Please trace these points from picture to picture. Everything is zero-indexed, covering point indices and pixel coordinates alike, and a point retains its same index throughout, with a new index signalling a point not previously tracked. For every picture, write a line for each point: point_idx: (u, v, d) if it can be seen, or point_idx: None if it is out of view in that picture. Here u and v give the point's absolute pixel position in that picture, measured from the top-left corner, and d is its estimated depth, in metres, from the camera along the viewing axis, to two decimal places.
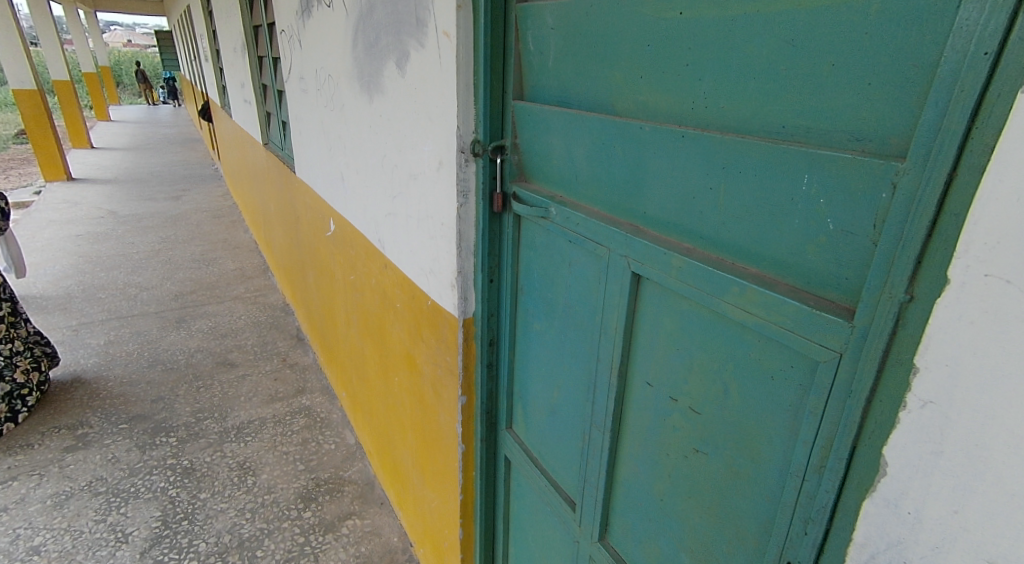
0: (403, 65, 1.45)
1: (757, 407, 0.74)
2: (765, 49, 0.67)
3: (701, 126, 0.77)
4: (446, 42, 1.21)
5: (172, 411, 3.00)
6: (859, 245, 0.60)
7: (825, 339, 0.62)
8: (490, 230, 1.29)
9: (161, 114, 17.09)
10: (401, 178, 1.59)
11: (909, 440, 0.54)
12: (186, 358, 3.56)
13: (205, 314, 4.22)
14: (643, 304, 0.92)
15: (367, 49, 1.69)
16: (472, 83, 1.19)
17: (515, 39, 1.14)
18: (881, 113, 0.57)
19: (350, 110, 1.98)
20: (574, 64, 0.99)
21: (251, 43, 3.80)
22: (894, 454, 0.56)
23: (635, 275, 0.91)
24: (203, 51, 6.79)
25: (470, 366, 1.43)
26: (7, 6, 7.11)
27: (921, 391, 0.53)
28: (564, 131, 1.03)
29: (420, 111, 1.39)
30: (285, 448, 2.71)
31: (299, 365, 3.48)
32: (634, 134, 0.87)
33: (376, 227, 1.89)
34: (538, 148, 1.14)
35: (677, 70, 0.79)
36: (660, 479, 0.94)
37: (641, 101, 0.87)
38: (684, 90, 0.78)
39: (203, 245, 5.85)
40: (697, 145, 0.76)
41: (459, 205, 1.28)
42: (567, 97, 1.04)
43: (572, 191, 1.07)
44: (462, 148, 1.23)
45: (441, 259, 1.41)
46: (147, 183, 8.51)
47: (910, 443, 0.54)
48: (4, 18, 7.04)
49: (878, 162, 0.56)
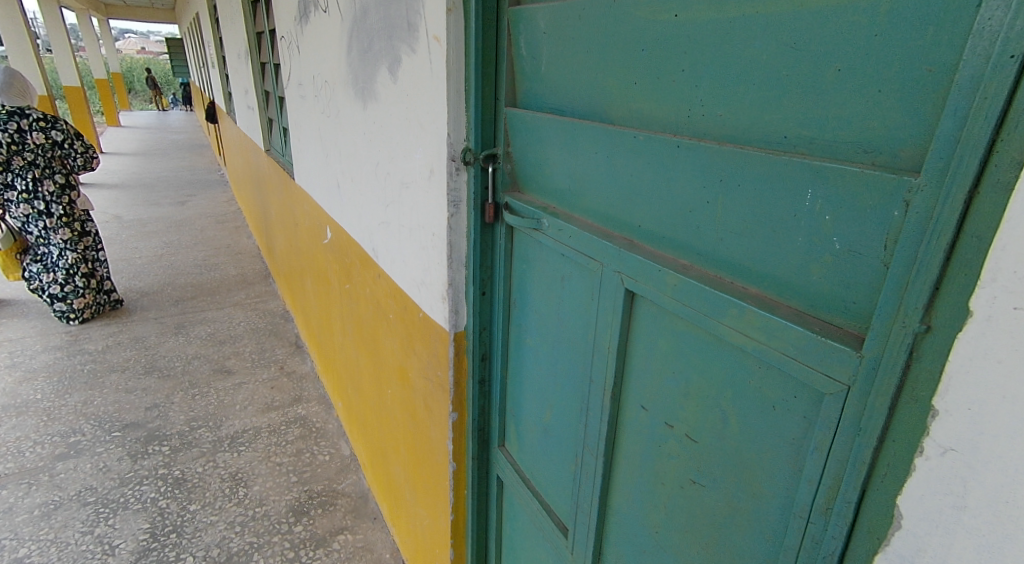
0: (395, 70, 1.40)
1: (758, 437, 0.69)
2: (766, 53, 0.62)
3: (697, 136, 0.72)
4: (436, 46, 1.17)
5: (167, 418, 2.96)
6: (869, 269, 0.54)
7: (830, 369, 0.57)
8: (482, 241, 1.25)
9: (171, 119, 17.22)
10: (393, 185, 1.55)
11: (929, 491, 0.49)
12: (183, 365, 3.52)
13: (204, 319, 4.19)
14: (637, 324, 0.87)
15: (360, 53, 1.65)
16: (463, 89, 1.15)
17: (507, 43, 1.10)
18: (891, 122, 0.52)
19: (345, 116, 1.95)
20: (567, 70, 0.95)
21: (252, 48, 3.79)
22: (910, 505, 0.51)
23: (629, 292, 0.86)
24: (209, 55, 6.81)
25: (461, 383, 1.38)
26: (18, 11, 7.23)
27: (941, 437, 0.47)
28: (559, 140, 0.99)
29: (412, 118, 1.34)
30: (279, 458, 2.67)
31: (297, 373, 3.43)
32: (628, 142, 0.82)
33: (370, 236, 1.85)
34: (532, 157, 1.10)
35: (672, 75, 0.74)
36: (656, 509, 0.89)
37: (635, 108, 0.82)
38: (680, 97, 0.74)
39: (206, 249, 5.84)
40: (692, 155, 0.71)
41: (450, 214, 1.23)
42: (560, 105, 0.99)
43: (566, 203, 1.02)
44: (453, 156, 1.19)
45: (433, 270, 1.37)
46: (154, 188, 8.54)
47: (930, 494, 0.49)
48: (13, 22, 7.14)
49: (890, 177, 0.51)
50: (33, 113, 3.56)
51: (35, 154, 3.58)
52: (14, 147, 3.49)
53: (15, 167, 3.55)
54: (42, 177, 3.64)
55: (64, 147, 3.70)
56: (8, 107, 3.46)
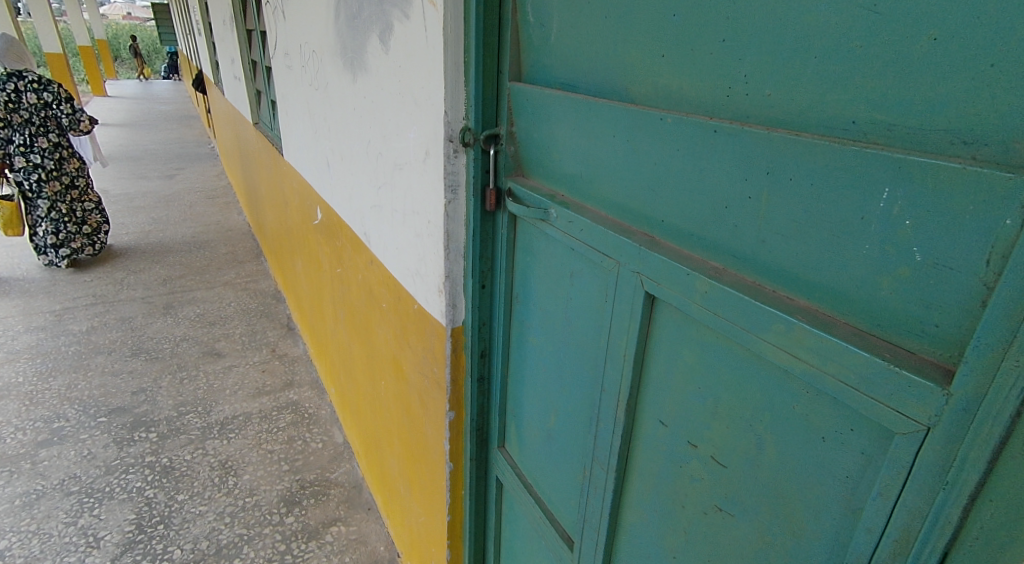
0: (387, 40, 1.28)
1: (799, 469, 0.60)
2: (833, 18, 0.51)
3: (737, 120, 0.62)
4: (432, 12, 1.05)
5: (154, 403, 2.87)
6: (959, 289, 0.45)
7: (902, 404, 0.48)
8: (482, 231, 1.15)
9: (159, 90, 16.83)
10: (385, 167, 1.44)
11: None
12: (171, 347, 3.43)
13: (193, 300, 4.09)
14: (656, 331, 0.78)
15: (349, 21, 1.53)
16: (462, 61, 1.04)
17: (512, 10, 0.99)
18: (1002, 106, 0.42)
19: (333, 89, 1.83)
20: (583, 41, 0.85)
21: (239, 16, 3.63)
22: None
23: (648, 295, 0.77)
24: (196, 23, 6.59)
25: (458, 380, 1.30)
26: None
27: None
28: (572, 120, 0.88)
29: (405, 94, 1.23)
30: (270, 446, 2.59)
31: (289, 356, 3.35)
32: (652, 125, 0.72)
33: (362, 220, 1.75)
34: (540, 139, 0.99)
35: (711, 45, 0.64)
36: (673, 533, 0.80)
37: (662, 86, 0.72)
38: (719, 72, 0.64)
39: (195, 226, 5.70)
40: (732, 142, 0.62)
41: (447, 201, 1.14)
42: (572, 81, 0.89)
43: (576, 190, 0.93)
44: (450, 137, 1.09)
45: (429, 260, 1.27)
46: (141, 162, 8.33)
47: None
48: None
49: (1002, 177, 0.41)
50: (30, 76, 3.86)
51: (30, 113, 3.91)
52: (12, 106, 3.82)
53: (13, 124, 3.87)
54: (38, 136, 3.99)
55: (57, 108, 4.02)
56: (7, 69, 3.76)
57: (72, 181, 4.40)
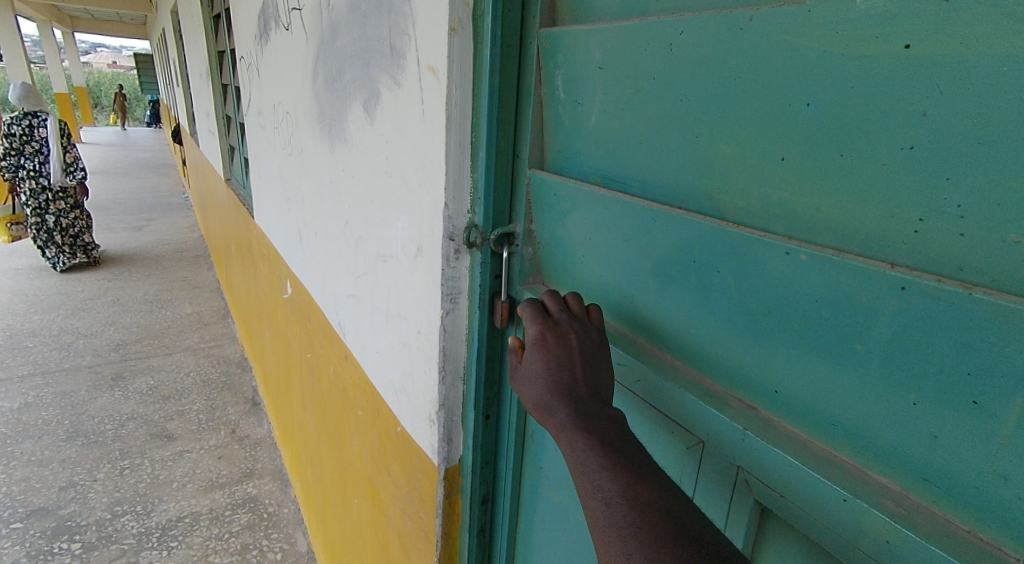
0: (372, 110, 1.07)
1: None
2: None
3: (942, 274, 0.39)
4: (430, 80, 0.83)
5: (85, 503, 2.60)
6: None
7: None
8: (488, 350, 0.90)
9: (139, 138, 16.70)
10: (367, 255, 1.22)
11: None
12: (115, 429, 3.13)
13: (147, 368, 3.77)
14: (770, 550, 0.53)
15: (329, 85, 1.34)
16: (468, 141, 0.81)
17: (535, 81, 0.77)
18: None
19: (308, 156, 1.62)
20: (640, 126, 0.62)
21: (215, 70, 3.45)
22: None
23: (758, 502, 0.52)
24: (176, 74, 6.46)
25: (453, 532, 1.03)
26: None
27: None
28: (623, 229, 0.66)
29: (393, 174, 1.01)
30: (218, 558, 2.33)
31: (250, 439, 3.10)
32: (767, 258, 0.49)
33: (337, 308, 1.53)
34: (572, 247, 0.76)
35: (881, 151, 0.41)
36: None
37: (778, 201, 0.49)
38: (898, 195, 0.41)
39: (159, 281, 5.37)
40: (943, 311, 0.38)
41: (445, 311, 0.89)
42: (621, 177, 0.66)
43: (623, 318, 0.69)
44: (450, 235, 0.85)
45: (419, 378, 1.02)
46: (110, 211, 8.04)
47: None
48: None
49: None
50: (44, 115, 4.79)
51: (41, 144, 4.85)
52: (27, 138, 4.76)
53: (27, 153, 4.83)
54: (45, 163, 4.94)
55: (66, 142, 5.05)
56: (24, 109, 4.70)
57: (74, 203, 5.39)
